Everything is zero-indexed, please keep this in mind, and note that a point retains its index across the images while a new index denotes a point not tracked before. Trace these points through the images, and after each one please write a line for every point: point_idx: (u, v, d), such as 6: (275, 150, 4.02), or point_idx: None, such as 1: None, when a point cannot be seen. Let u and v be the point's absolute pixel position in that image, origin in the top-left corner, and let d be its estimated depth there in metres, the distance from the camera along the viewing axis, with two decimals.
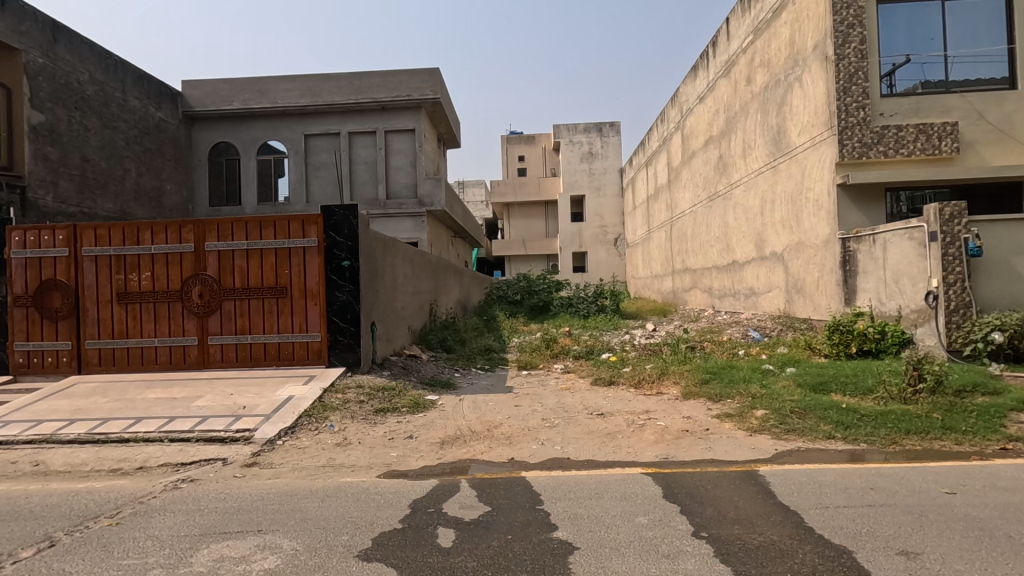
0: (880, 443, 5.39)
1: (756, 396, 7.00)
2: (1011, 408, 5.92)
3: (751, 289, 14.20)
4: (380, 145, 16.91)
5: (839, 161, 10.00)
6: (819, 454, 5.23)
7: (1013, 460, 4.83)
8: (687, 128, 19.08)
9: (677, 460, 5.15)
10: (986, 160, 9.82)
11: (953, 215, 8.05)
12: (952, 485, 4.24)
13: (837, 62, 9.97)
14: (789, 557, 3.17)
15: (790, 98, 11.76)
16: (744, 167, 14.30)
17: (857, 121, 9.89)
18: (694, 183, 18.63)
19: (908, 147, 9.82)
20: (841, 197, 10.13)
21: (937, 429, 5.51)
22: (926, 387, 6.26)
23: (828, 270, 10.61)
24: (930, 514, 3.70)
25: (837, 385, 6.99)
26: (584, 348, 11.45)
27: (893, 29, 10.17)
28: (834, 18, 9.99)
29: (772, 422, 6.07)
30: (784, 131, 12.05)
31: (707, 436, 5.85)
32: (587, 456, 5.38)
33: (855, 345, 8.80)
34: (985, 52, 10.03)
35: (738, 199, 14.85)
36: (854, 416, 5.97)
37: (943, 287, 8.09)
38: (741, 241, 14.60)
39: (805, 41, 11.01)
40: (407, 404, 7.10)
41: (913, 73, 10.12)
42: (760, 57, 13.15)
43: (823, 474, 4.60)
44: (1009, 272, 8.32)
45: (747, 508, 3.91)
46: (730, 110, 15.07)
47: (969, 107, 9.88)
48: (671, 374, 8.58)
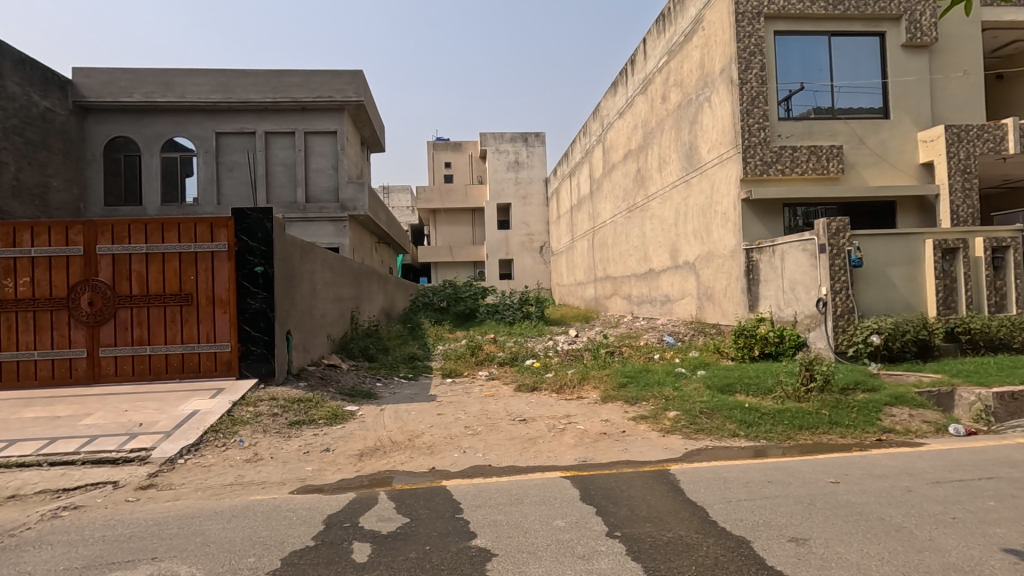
0: (777, 439, 5.86)
1: (669, 398, 7.39)
2: (887, 403, 6.58)
3: (666, 296, 14.93)
4: (300, 146, 16.26)
5: (743, 178, 10.78)
6: (726, 451, 5.59)
7: (887, 450, 5.39)
8: (608, 142, 19.82)
9: (594, 463, 5.31)
10: (866, 181, 10.96)
11: (839, 229, 8.93)
12: (836, 474, 4.68)
13: (741, 85, 10.77)
14: (694, 551, 3.36)
15: (700, 117, 12.56)
16: (660, 180, 15.06)
17: (758, 141, 10.72)
18: (614, 194, 19.37)
19: (801, 167, 10.74)
20: (745, 211, 10.93)
21: (825, 425, 6.07)
22: (816, 386, 6.86)
23: (734, 278, 11.40)
24: (818, 503, 4.04)
25: (741, 386, 7.50)
26: (508, 354, 11.53)
27: (789, 59, 11.12)
28: (738, 45, 10.80)
29: (683, 422, 6.41)
30: (695, 147, 12.83)
31: (623, 438, 6.08)
32: (509, 461, 5.43)
33: (758, 348, 9.44)
34: (865, 84, 11.18)
35: (654, 210, 15.59)
36: (756, 415, 6.42)
37: (831, 295, 8.94)
38: (658, 250, 15.33)
39: (713, 65, 11.79)
40: (325, 415, 6.83)
41: (806, 100, 11.11)
42: (673, 76, 13.94)
43: (727, 470, 4.91)
44: (885, 281, 9.23)
45: (658, 506, 4.10)
46: (648, 126, 15.84)
47: (851, 133, 10.99)
48: (591, 379, 8.84)
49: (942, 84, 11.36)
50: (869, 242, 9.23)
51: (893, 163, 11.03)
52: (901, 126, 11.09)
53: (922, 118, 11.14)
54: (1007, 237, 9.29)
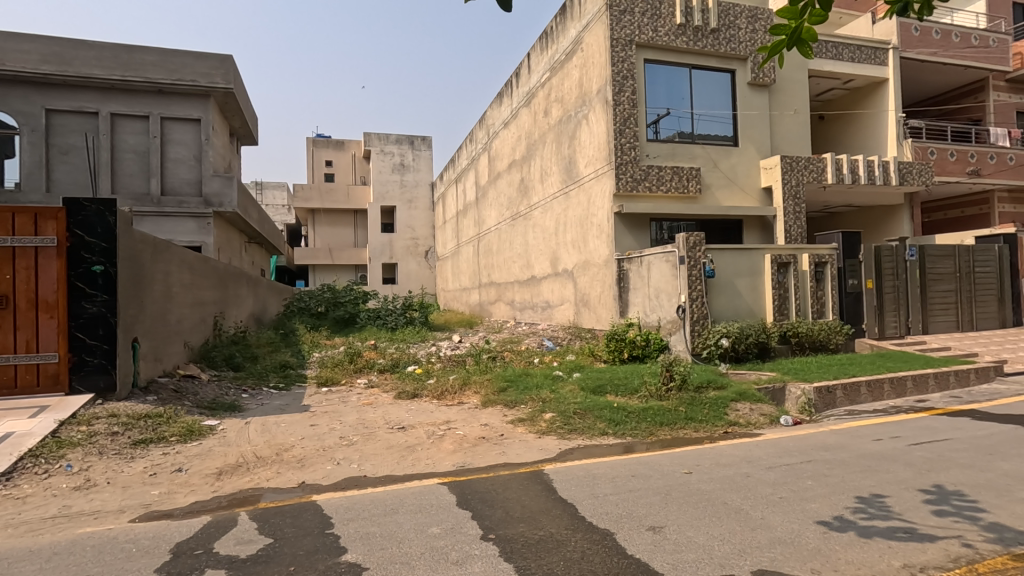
0: (641, 435, 6.35)
1: (546, 400, 7.66)
2: (733, 399, 7.38)
3: (546, 302, 15.51)
4: (155, 132, 14.58)
5: (616, 192, 11.55)
6: (598, 449, 5.93)
7: (732, 441, 6.07)
8: (494, 151, 20.21)
9: (473, 467, 5.36)
10: (719, 201, 12.27)
11: (695, 243, 9.94)
12: (690, 465, 5.16)
13: (614, 106, 11.55)
14: (563, 546, 3.51)
15: (578, 133, 13.26)
16: (542, 190, 15.64)
17: (629, 159, 11.56)
18: (498, 202, 19.76)
19: (666, 185, 11.74)
20: (617, 223, 11.71)
21: (682, 420, 6.69)
22: (675, 385, 7.53)
23: (607, 286, 12.16)
24: (674, 493, 4.43)
25: (611, 387, 8.01)
26: (389, 361, 11.25)
27: (656, 86, 12.14)
28: (613, 69, 11.57)
29: (558, 423, 6.69)
30: (574, 161, 13.51)
31: (502, 441, 6.20)
32: (386, 471, 5.28)
33: (627, 351, 10.12)
34: (719, 114, 12.52)
35: (536, 220, 16.15)
36: (623, 413, 6.88)
37: (689, 302, 9.88)
38: (539, 258, 15.87)
39: (591, 85, 12.51)
40: (178, 432, 6.15)
41: (671, 124, 12.19)
42: (555, 92, 14.58)
43: (596, 467, 5.22)
44: (732, 290, 10.38)
45: (532, 506, 4.23)
46: (531, 138, 16.38)
47: (708, 157, 12.25)
48: (472, 384, 8.91)
49: (779, 120, 13.08)
50: (721, 255, 10.35)
51: (741, 186, 12.48)
52: (747, 154, 12.59)
53: (763, 148, 12.75)
54: (825, 254, 10.93)
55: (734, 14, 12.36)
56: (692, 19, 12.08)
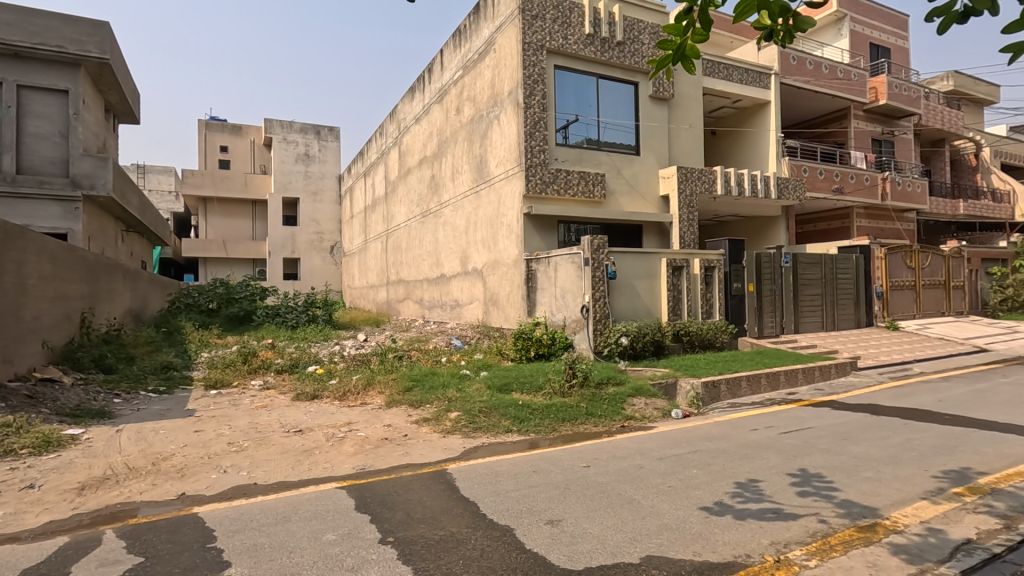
0: (544, 431, 6.51)
1: (452, 400, 7.63)
2: (630, 394, 7.77)
3: (455, 301, 15.47)
4: (9, 102, 12.76)
5: (525, 194, 11.76)
6: (503, 446, 6.00)
7: (627, 434, 6.40)
8: (404, 146, 19.80)
9: (373, 469, 5.20)
10: (622, 206, 12.88)
11: (599, 246, 10.35)
12: (588, 459, 5.36)
13: (525, 109, 11.75)
14: (462, 545, 3.51)
15: (489, 133, 13.34)
16: (453, 188, 15.55)
17: (538, 161, 11.82)
18: (408, 198, 19.39)
19: (572, 189, 12.14)
20: (526, 224, 11.93)
21: (583, 416, 6.95)
22: (577, 382, 7.81)
23: (515, 286, 12.36)
24: (572, 486, 4.58)
25: (517, 385, 8.13)
26: (288, 361, 10.67)
27: (565, 92, 12.50)
28: (524, 72, 11.76)
29: (464, 422, 6.70)
30: (485, 161, 13.58)
31: (405, 442, 6.08)
32: (278, 477, 4.99)
33: (534, 350, 10.31)
34: (623, 124, 13.13)
35: (447, 217, 16.02)
36: (528, 411, 7.01)
37: (592, 302, 10.29)
38: (449, 256, 15.77)
39: (502, 86, 12.63)
40: (31, 443, 5.41)
41: (579, 130, 12.61)
42: (467, 91, 14.56)
43: (499, 464, 5.27)
44: (632, 291, 10.94)
45: (433, 506, 4.19)
46: (442, 135, 16.25)
47: (612, 164, 12.82)
48: (376, 384, 8.68)
49: (676, 133, 13.96)
50: (622, 258, 10.86)
51: (641, 193, 13.18)
52: (647, 163, 13.32)
53: (661, 158, 13.56)
54: (714, 259, 11.82)
55: (638, 30, 13.05)
56: (600, 31, 12.58)
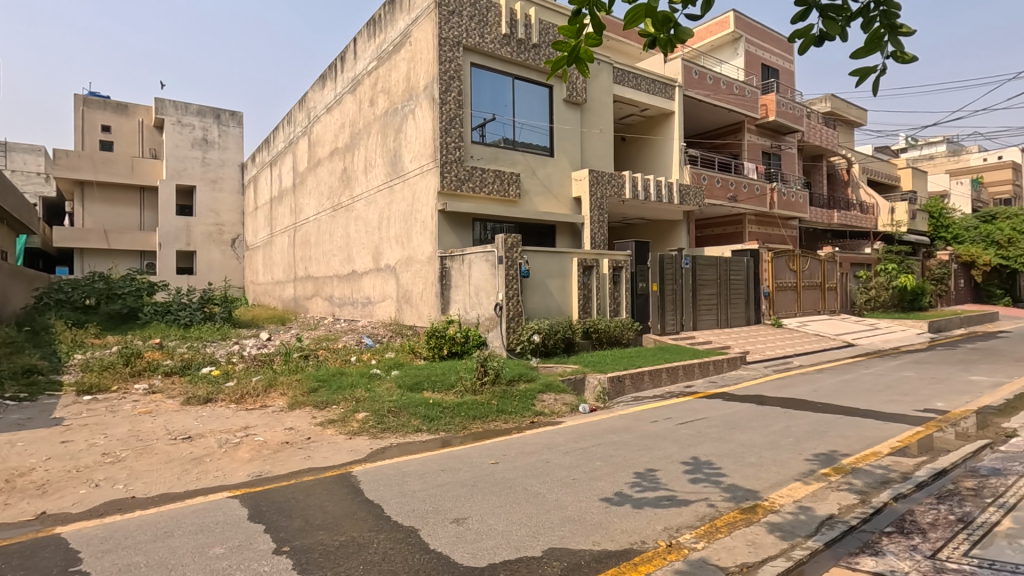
0: (454, 429, 6.48)
1: (360, 400, 7.38)
2: (540, 391, 7.92)
3: (367, 298, 15.02)
4: None
5: (440, 190, 11.64)
6: (413, 446, 5.91)
7: (536, 429, 6.54)
8: (314, 136, 18.90)
9: (270, 476, 4.91)
10: (536, 206, 13.10)
11: (513, 244, 10.47)
12: (496, 456, 5.41)
13: (441, 105, 11.62)
14: (364, 550, 3.40)
15: (404, 127, 13.07)
16: (365, 182, 15.07)
17: (453, 158, 11.75)
18: (318, 190, 18.54)
19: (487, 187, 12.19)
20: (441, 221, 11.82)
21: (494, 413, 7.01)
22: (489, 379, 7.85)
23: (429, 283, 12.20)
24: (480, 483, 4.59)
25: (428, 384, 8.03)
26: (178, 363, 9.83)
27: (481, 90, 12.49)
28: (440, 67, 11.63)
29: (371, 423, 6.51)
30: (399, 155, 13.28)
31: (308, 445, 5.81)
32: (162, 489, 4.58)
33: (447, 348, 10.22)
34: (538, 125, 13.35)
35: (358, 212, 15.50)
36: (438, 409, 6.94)
37: (505, 300, 10.39)
38: (361, 252, 15.27)
39: (418, 80, 12.42)
40: None
41: (496, 129, 12.67)
42: (381, 83, 14.17)
43: (407, 465, 5.18)
44: (545, 289, 11.16)
45: (334, 511, 4.03)
46: (355, 127, 15.70)
47: (527, 164, 13.00)
48: (279, 386, 8.22)
49: (588, 138, 14.42)
50: (535, 257, 11.05)
51: (555, 194, 13.48)
52: (560, 165, 13.65)
53: (574, 161, 13.95)
54: (622, 260, 12.35)
55: (552, 34, 13.35)
56: (516, 32, 12.73)
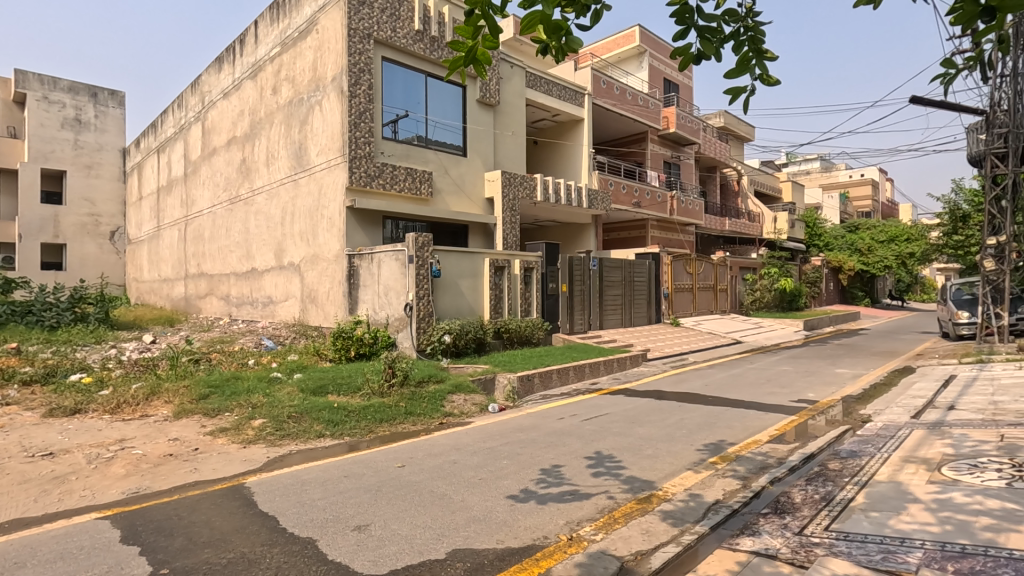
0: (360, 433, 6.27)
1: (256, 406, 6.94)
2: (450, 392, 7.87)
3: (268, 298, 14.17)
4: None
5: (348, 186, 11.22)
6: (315, 452, 5.65)
7: (445, 430, 6.49)
8: (209, 123, 17.53)
9: (149, 492, 4.47)
10: (449, 205, 13.01)
11: (424, 244, 10.33)
12: (403, 459, 5.30)
13: (349, 97, 11.21)
14: (255, 566, 3.19)
15: (309, 119, 12.47)
16: (266, 174, 14.20)
17: (363, 153, 11.39)
18: (213, 182, 17.23)
19: (398, 184, 11.93)
20: (349, 218, 11.40)
21: (402, 415, 6.87)
22: (397, 381, 7.70)
23: (336, 282, 11.73)
24: (384, 488, 4.48)
25: (333, 386, 7.71)
26: (40, 370, 8.69)
27: (393, 85, 12.19)
28: (349, 59, 11.23)
29: (269, 430, 6.14)
30: (304, 147, 12.66)
31: (195, 457, 5.36)
32: (13, 515, 4.02)
33: (354, 349, 9.88)
34: (451, 124, 13.27)
35: (259, 206, 14.58)
36: (343, 413, 6.68)
37: (416, 300, 10.23)
38: (261, 249, 14.38)
39: (325, 71, 11.91)
40: None
41: (408, 126, 12.43)
42: (285, 71, 13.43)
43: (307, 472, 4.93)
44: (456, 289, 11.10)
45: (223, 526, 3.75)
46: (255, 115, 14.75)
47: (439, 163, 12.88)
48: (163, 393, 7.53)
49: (501, 139, 14.55)
50: (446, 256, 10.97)
51: (467, 194, 13.47)
52: (473, 165, 13.66)
53: (486, 162, 14.01)
54: (532, 261, 12.59)
55: None
56: (429, 29, 12.60)
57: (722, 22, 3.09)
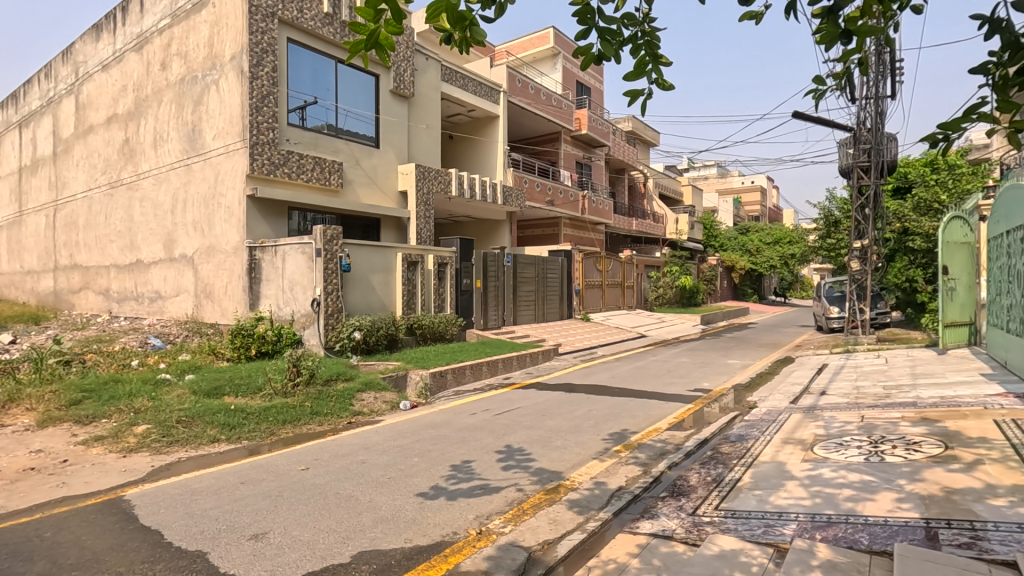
0: (260, 437, 5.90)
1: (139, 411, 6.32)
2: (359, 390, 7.62)
3: (155, 292, 12.96)
4: None
5: (249, 173, 10.51)
6: (208, 458, 5.25)
7: (353, 430, 6.27)
8: (84, 98, 15.69)
9: (3, 513, 3.93)
10: (360, 197, 12.59)
11: (333, 236, 9.89)
12: (307, 461, 5.05)
13: (251, 79, 10.49)
14: None
15: (204, 99, 11.53)
16: (154, 157, 12.96)
17: (266, 140, 10.72)
18: (89, 162, 15.46)
19: (306, 174, 11.35)
20: (250, 207, 10.68)
21: (307, 415, 6.56)
22: (302, 380, 7.35)
23: (235, 276, 10.96)
24: (284, 493, 4.24)
25: (230, 387, 7.19)
26: None
27: (300, 69, 11.56)
28: (251, 37, 10.51)
29: (154, 437, 5.61)
30: (198, 130, 11.69)
31: (62, 470, 4.79)
32: None
33: (255, 347, 9.30)
34: (363, 114, 12.82)
35: (144, 191, 13.28)
36: (241, 415, 6.25)
37: (324, 295, 9.80)
38: (147, 239, 13.11)
39: (222, 48, 11.07)
40: None
41: (316, 113, 11.86)
42: (176, 45, 12.32)
43: (197, 481, 4.56)
44: (367, 284, 10.77)
45: (97, 545, 3.39)
46: (141, 92, 13.40)
47: (350, 153, 12.42)
48: (25, 400, 6.65)
49: (415, 132, 14.28)
50: (357, 250, 10.60)
51: (380, 187, 13.10)
52: (386, 157, 13.30)
53: (400, 154, 13.70)
54: (446, 256, 12.48)
55: None
56: (339, 13, 12.08)
57: (622, 24, 3.20)
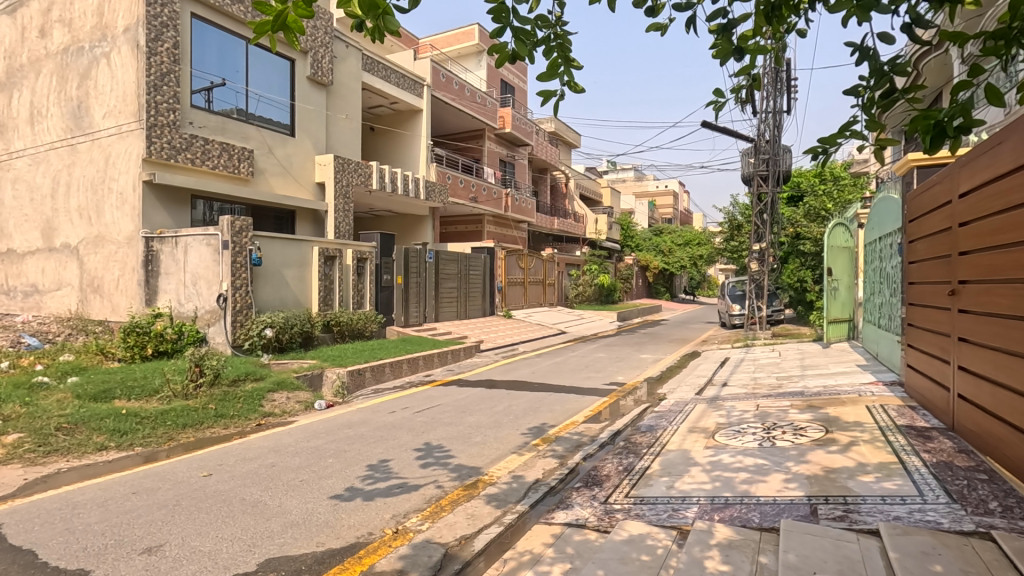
0: (155, 442, 5.45)
1: (10, 418, 5.63)
2: (269, 390, 7.23)
3: (31, 285, 11.60)
4: None
5: (146, 157, 9.67)
6: (92, 467, 4.78)
7: (261, 432, 5.96)
8: None
9: None
10: (272, 187, 11.94)
11: (241, 228, 9.33)
12: (209, 467, 4.73)
13: (148, 55, 9.63)
14: None
15: (92, 73, 10.45)
16: (29, 134, 11.57)
17: (165, 121, 9.89)
18: None
19: (212, 161, 10.61)
20: (147, 194, 9.84)
21: (210, 418, 6.14)
22: (205, 381, 6.88)
23: (129, 269, 10.04)
24: (183, 502, 3.96)
25: (122, 390, 6.59)
26: None
27: (206, 48, 10.75)
28: (149, 9, 9.64)
29: (27, 447, 5.03)
30: (84, 107, 10.59)
31: None
32: None
33: (151, 346, 8.57)
34: (276, 99, 12.15)
35: (17, 172, 11.82)
36: (133, 420, 5.73)
37: (231, 290, 9.22)
38: (21, 225, 11.69)
39: (115, 19, 10.08)
40: None
41: (223, 96, 11.10)
42: (58, 11, 11.08)
43: (80, 493, 4.14)
44: (279, 279, 10.23)
45: None
46: (13, 60, 11.91)
47: (261, 141, 11.76)
48: None
49: (334, 122, 13.76)
50: (269, 243, 10.05)
51: (295, 177, 12.50)
52: (301, 146, 12.70)
53: (317, 144, 13.14)
54: (366, 251, 12.12)
55: None
56: None
57: (535, 26, 3.26)
